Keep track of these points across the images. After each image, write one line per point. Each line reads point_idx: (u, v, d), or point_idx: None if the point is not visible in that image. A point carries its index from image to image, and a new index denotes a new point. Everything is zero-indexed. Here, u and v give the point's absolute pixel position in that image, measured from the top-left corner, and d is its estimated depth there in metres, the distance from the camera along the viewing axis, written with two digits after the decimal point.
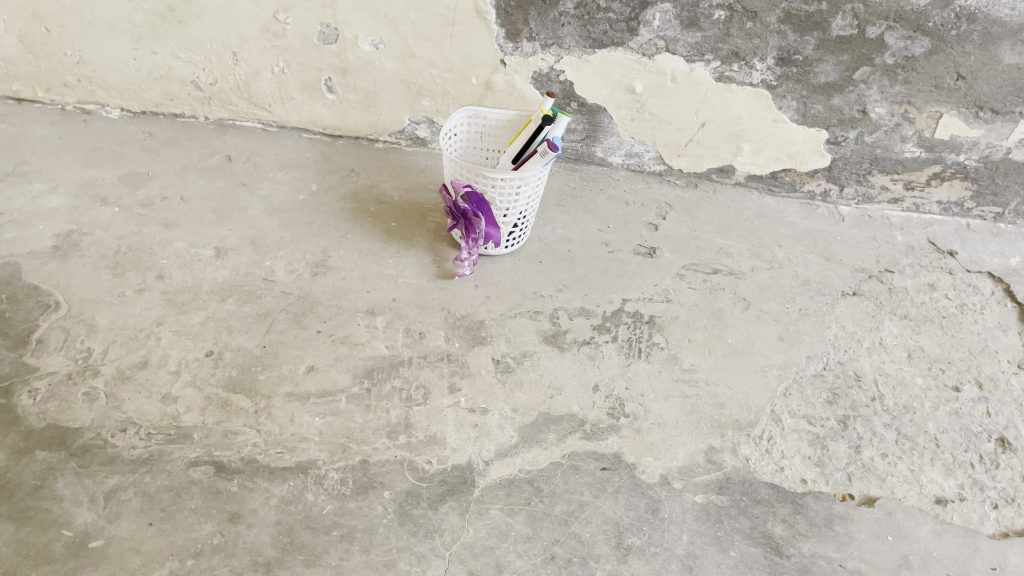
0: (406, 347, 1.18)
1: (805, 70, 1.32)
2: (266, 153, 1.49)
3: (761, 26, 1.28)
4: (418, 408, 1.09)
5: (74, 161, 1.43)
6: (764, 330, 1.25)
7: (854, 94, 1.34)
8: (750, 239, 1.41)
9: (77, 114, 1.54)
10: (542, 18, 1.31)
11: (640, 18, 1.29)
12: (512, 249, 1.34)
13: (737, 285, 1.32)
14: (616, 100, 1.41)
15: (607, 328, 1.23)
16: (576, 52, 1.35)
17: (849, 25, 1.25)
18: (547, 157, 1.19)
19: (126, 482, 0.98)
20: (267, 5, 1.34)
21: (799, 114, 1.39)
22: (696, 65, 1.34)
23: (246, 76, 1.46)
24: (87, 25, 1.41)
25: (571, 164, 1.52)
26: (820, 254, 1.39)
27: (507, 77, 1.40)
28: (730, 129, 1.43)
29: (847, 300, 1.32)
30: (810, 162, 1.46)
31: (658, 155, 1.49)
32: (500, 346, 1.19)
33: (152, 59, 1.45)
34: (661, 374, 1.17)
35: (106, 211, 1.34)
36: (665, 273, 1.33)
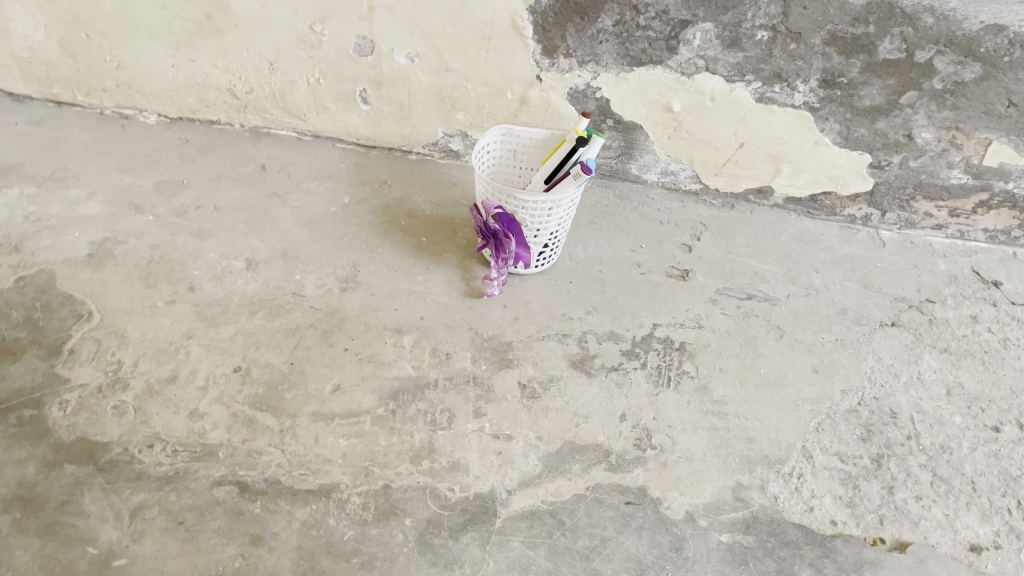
0: (432, 368, 1.17)
1: (849, 93, 1.29)
2: (299, 163, 1.49)
3: (805, 48, 1.24)
4: (443, 433, 1.09)
5: (111, 167, 1.45)
6: (797, 361, 1.22)
7: (899, 118, 1.30)
8: (786, 263, 1.38)
9: (115, 118, 1.55)
10: (579, 35, 1.29)
11: (680, 37, 1.27)
12: (542, 269, 1.32)
13: (772, 312, 1.29)
14: (653, 118, 1.38)
15: (636, 354, 1.22)
16: (614, 69, 1.33)
17: (897, 48, 1.21)
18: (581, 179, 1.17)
19: (151, 500, 0.99)
20: (303, 16, 1.34)
21: (841, 137, 1.35)
22: (736, 85, 1.31)
23: (281, 86, 1.46)
24: (126, 32, 1.42)
25: (605, 181, 1.50)
26: (859, 281, 1.36)
27: (543, 93, 1.38)
28: (770, 150, 1.39)
29: (885, 331, 1.28)
30: (852, 186, 1.42)
31: (694, 174, 1.46)
32: (526, 370, 1.18)
33: (189, 66, 1.46)
34: (690, 405, 1.15)
35: (140, 219, 1.35)
36: (698, 297, 1.31)
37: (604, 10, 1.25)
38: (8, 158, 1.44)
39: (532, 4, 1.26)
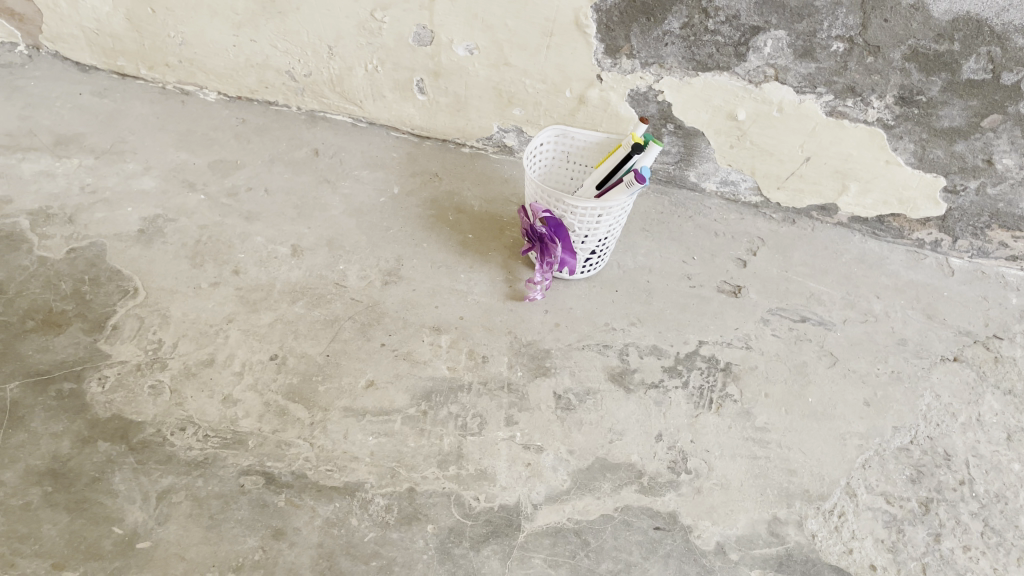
0: (468, 371, 1.15)
1: (928, 112, 1.22)
2: (352, 149, 1.48)
3: (883, 62, 1.18)
4: (472, 439, 1.07)
5: (168, 143, 1.46)
6: (849, 391, 1.17)
7: (980, 141, 1.23)
8: (845, 286, 1.32)
9: (176, 94, 1.56)
10: (645, 36, 1.25)
11: (750, 44, 1.21)
12: (588, 275, 1.29)
13: (826, 337, 1.23)
14: (715, 126, 1.33)
15: (678, 371, 1.18)
16: (678, 73, 1.28)
17: (983, 68, 1.16)
18: (633, 187, 1.13)
19: (178, 484, 0.99)
20: (365, 3, 1.32)
21: (915, 157, 1.27)
22: (806, 97, 1.25)
23: (339, 71, 1.45)
24: (190, 9, 1.42)
25: (661, 188, 1.45)
26: (922, 310, 1.29)
27: (603, 93, 1.34)
28: (838, 167, 1.32)
29: (946, 366, 1.21)
30: (923, 210, 1.34)
31: (755, 186, 1.40)
32: (563, 380, 1.15)
33: (249, 46, 1.45)
34: (730, 430, 1.11)
35: (192, 197, 1.36)
36: (749, 315, 1.26)
37: (672, 11, 1.21)
38: (70, 129, 1.46)
39: (597, 2, 1.22)
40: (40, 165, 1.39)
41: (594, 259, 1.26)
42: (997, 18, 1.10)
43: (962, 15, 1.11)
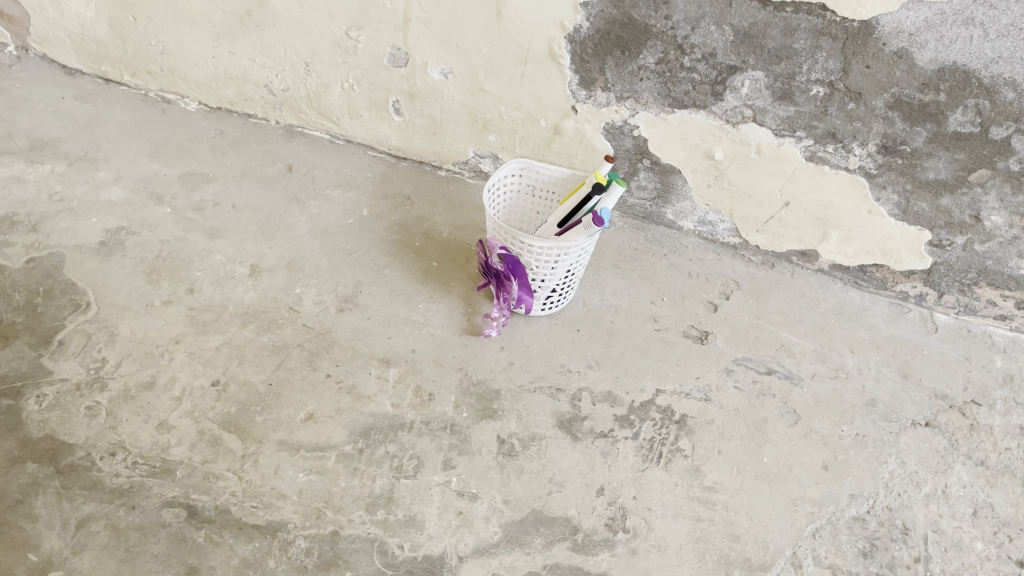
0: (412, 408, 1.12)
1: (912, 163, 1.16)
2: (326, 167, 1.46)
3: (865, 109, 1.12)
4: (406, 482, 1.04)
5: (142, 152, 1.45)
6: (808, 453, 1.11)
7: (967, 196, 1.17)
8: (819, 338, 1.26)
9: (157, 102, 1.55)
10: (619, 69, 1.20)
11: (727, 83, 1.16)
12: (550, 312, 1.25)
13: (791, 394, 1.18)
14: (692, 164, 1.28)
15: (630, 422, 1.13)
16: (654, 109, 1.23)
17: (971, 121, 1.09)
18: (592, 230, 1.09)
19: (99, 513, 0.98)
20: (340, 21, 1.30)
21: (899, 209, 1.21)
22: (785, 140, 1.20)
23: (316, 88, 1.42)
24: (171, 19, 1.41)
25: (637, 223, 1.40)
26: (898, 369, 1.23)
27: (578, 125, 1.30)
28: (818, 213, 1.26)
29: (916, 432, 1.15)
30: (907, 262, 1.28)
31: (734, 228, 1.34)
32: (509, 424, 1.11)
33: (228, 59, 1.44)
34: (676, 488, 1.06)
35: (158, 210, 1.35)
36: (713, 364, 1.21)
37: (647, 46, 1.16)
38: (48, 133, 1.46)
39: (571, 32, 1.18)
40: (12, 170, 1.38)
41: (556, 299, 1.22)
42: (985, 70, 1.04)
43: (947, 65, 1.05)
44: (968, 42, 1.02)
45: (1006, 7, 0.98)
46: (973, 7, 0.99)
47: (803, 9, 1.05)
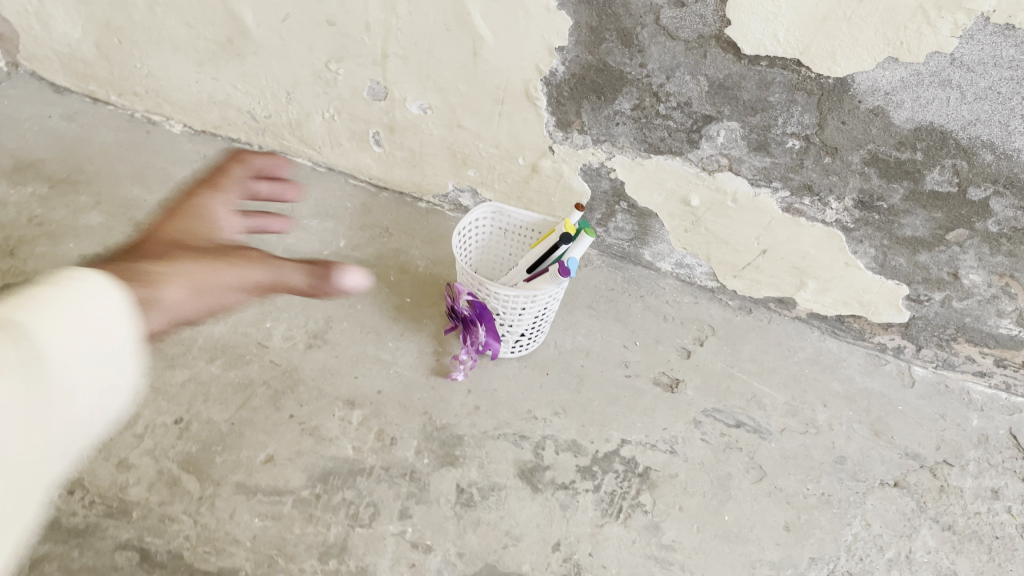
0: (373, 453, 1.11)
1: (889, 219, 1.14)
2: (306, 196, 1.46)
3: (841, 164, 1.10)
4: (360, 531, 1.04)
5: (124, 176, 1.45)
6: (770, 513, 1.10)
7: (945, 254, 1.15)
8: (791, 390, 1.25)
9: (143, 123, 1.55)
10: (595, 113, 1.19)
11: (702, 132, 1.15)
12: (520, 354, 1.24)
13: (758, 448, 1.17)
14: (669, 209, 1.27)
15: (592, 473, 1.12)
16: (630, 152, 1.22)
17: (948, 181, 1.07)
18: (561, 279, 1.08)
19: (52, 553, 0.98)
20: (319, 53, 1.29)
21: (876, 263, 1.19)
22: (761, 191, 1.18)
23: (298, 116, 1.42)
24: (155, 43, 1.41)
25: (615, 263, 1.40)
26: (870, 425, 1.21)
27: (555, 164, 1.29)
28: (794, 263, 1.25)
29: (884, 492, 1.14)
30: (885, 314, 1.26)
31: (711, 272, 1.34)
32: (469, 472, 1.11)
33: (211, 84, 1.44)
34: (634, 546, 1.05)
35: (135, 237, 1.35)
36: (681, 415, 1.20)
37: (623, 92, 1.15)
38: (32, 153, 1.46)
39: (547, 75, 1.17)
40: None
41: (525, 342, 1.21)
42: (963, 132, 1.01)
43: (925, 124, 1.02)
44: (945, 103, 0.99)
45: (982, 71, 0.95)
46: (948, 69, 0.96)
47: (778, 64, 1.03)
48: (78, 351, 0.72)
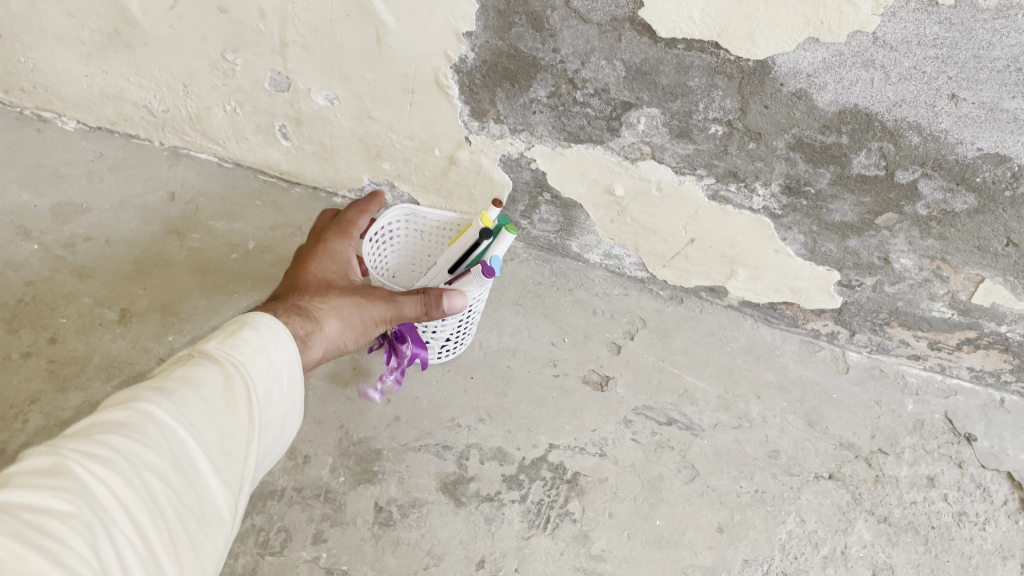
0: (285, 473, 1.05)
1: (817, 204, 1.09)
2: (213, 195, 1.38)
3: (766, 149, 1.05)
4: (271, 560, 0.99)
5: (12, 179, 1.35)
6: (702, 514, 1.07)
7: (874, 239, 1.11)
8: (724, 382, 1.21)
9: (33, 121, 1.44)
10: (510, 102, 1.12)
11: (622, 118, 1.09)
12: (446, 359, 1.17)
13: (690, 446, 1.13)
14: (593, 199, 1.21)
15: (519, 482, 1.07)
16: (550, 142, 1.15)
17: (875, 164, 1.02)
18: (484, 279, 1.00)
19: None
20: (213, 42, 1.20)
21: (806, 248, 1.16)
22: (685, 178, 1.13)
23: (197, 110, 1.33)
24: (37, 35, 1.29)
25: (543, 255, 1.34)
26: (804, 416, 1.18)
27: (473, 155, 1.22)
28: (723, 251, 1.20)
29: (818, 486, 1.11)
30: (817, 300, 1.23)
31: (640, 262, 1.28)
32: (388, 489, 1.05)
33: (102, 78, 1.33)
34: (561, 558, 1.02)
35: (24, 247, 1.26)
36: (611, 414, 1.15)
37: (537, 80, 1.08)
38: None
39: (456, 62, 1.09)
40: None
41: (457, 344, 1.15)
42: (888, 114, 0.96)
43: (849, 107, 0.97)
44: (869, 84, 0.94)
45: (906, 50, 0.89)
46: (871, 49, 0.90)
47: (696, 47, 0.97)
48: (286, 390, 0.76)
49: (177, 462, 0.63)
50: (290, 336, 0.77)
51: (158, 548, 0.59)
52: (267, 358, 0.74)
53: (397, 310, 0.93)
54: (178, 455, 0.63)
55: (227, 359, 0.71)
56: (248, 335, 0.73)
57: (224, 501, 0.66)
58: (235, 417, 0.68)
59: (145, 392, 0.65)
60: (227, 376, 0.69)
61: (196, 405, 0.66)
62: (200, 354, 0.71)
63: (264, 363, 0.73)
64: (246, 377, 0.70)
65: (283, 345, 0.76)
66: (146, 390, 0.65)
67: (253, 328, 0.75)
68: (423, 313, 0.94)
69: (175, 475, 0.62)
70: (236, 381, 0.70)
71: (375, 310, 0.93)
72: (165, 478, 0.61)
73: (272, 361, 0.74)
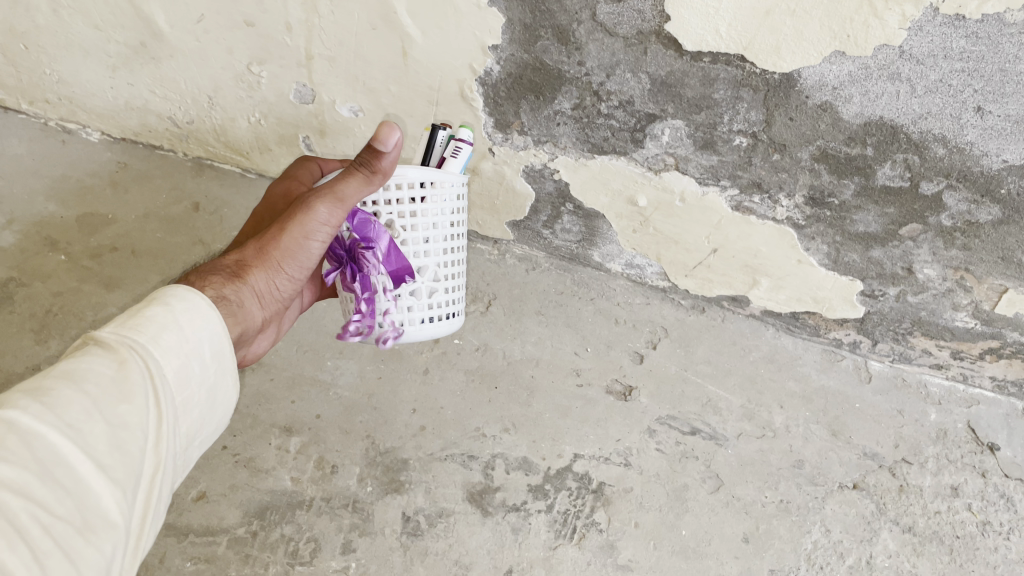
0: (313, 483, 1.08)
1: (841, 215, 1.10)
2: (236, 205, 1.39)
3: (790, 161, 1.06)
4: (300, 569, 1.02)
5: (38, 190, 1.36)
6: (728, 524, 1.08)
7: (898, 249, 1.11)
8: (747, 392, 1.21)
9: (57, 132, 1.45)
10: (535, 114, 1.13)
11: (646, 130, 1.09)
12: (441, 328, 0.95)
13: (714, 456, 1.14)
14: (616, 210, 1.22)
15: (545, 492, 1.09)
16: (573, 153, 1.16)
17: (900, 176, 1.02)
18: (460, 152, 0.88)
19: None
20: (239, 55, 1.21)
21: (829, 259, 1.16)
22: (709, 189, 1.13)
23: (222, 121, 1.34)
24: (64, 48, 1.31)
25: (564, 265, 1.34)
26: (827, 426, 1.18)
27: (496, 166, 1.23)
28: (746, 261, 1.21)
29: (843, 496, 1.11)
30: (839, 310, 1.23)
31: (662, 271, 1.28)
32: (415, 498, 1.07)
33: (127, 90, 1.34)
34: (588, 568, 1.03)
35: (52, 258, 1.28)
36: (636, 424, 1.16)
37: (562, 92, 1.08)
38: None
39: (481, 75, 1.10)
40: None
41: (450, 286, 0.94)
42: (914, 126, 0.96)
43: (874, 119, 0.97)
44: (894, 97, 0.94)
45: (932, 63, 0.90)
46: (897, 62, 0.91)
47: (721, 60, 0.97)
48: (207, 367, 0.66)
49: (47, 468, 0.52)
50: (208, 308, 0.67)
51: (15, 573, 0.47)
52: (178, 333, 0.63)
53: (326, 227, 0.81)
54: (47, 457, 0.52)
55: (123, 342, 0.60)
56: (152, 312, 0.64)
57: (116, 503, 0.55)
58: (131, 407, 0.58)
59: (15, 398, 0.54)
60: (119, 360, 0.59)
61: (76, 398, 0.55)
62: (94, 341, 0.61)
63: (173, 341, 0.63)
64: (146, 359, 0.61)
65: (200, 318, 0.66)
66: (19, 394, 0.54)
67: (160, 303, 0.64)
68: (364, 180, 0.80)
69: (43, 486, 0.51)
70: (133, 365, 0.60)
71: (296, 228, 0.80)
72: (30, 491, 0.50)
73: (184, 336, 0.64)
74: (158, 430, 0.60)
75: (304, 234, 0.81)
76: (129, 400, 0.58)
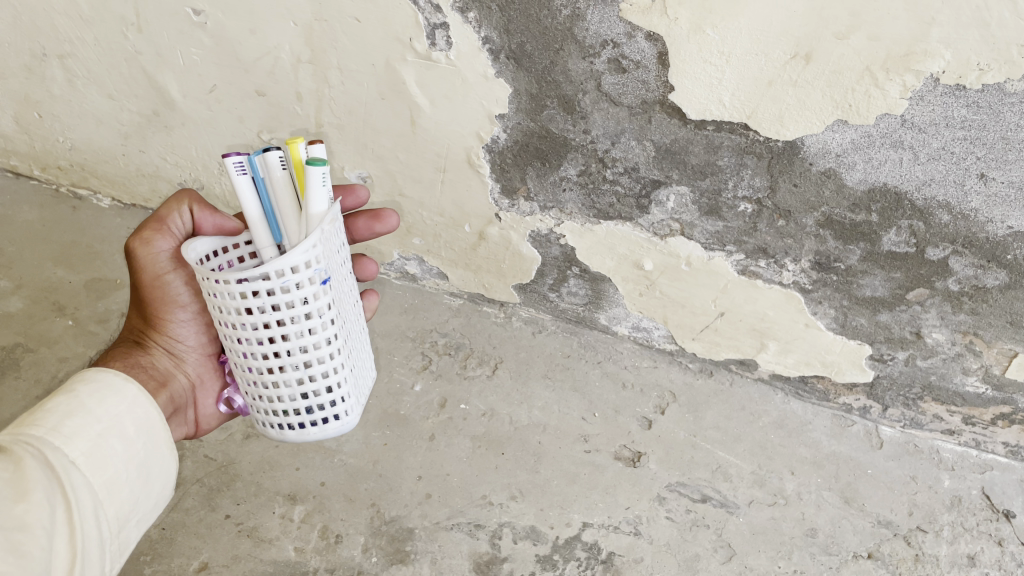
0: (316, 553, 1.06)
1: (848, 280, 1.10)
2: None
3: (795, 227, 1.06)
4: None
5: (48, 256, 1.38)
6: None
7: (906, 313, 1.11)
8: (758, 458, 1.20)
9: (69, 198, 1.48)
10: (541, 179, 1.14)
11: (651, 196, 1.10)
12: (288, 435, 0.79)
13: (726, 524, 1.12)
14: (622, 273, 1.22)
15: (553, 563, 1.06)
16: (579, 219, 1.17)
17: (905, 241, 1.02)
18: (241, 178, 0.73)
19: None
20: (250, 124, 1.23)
21: (837, 323, 1.16)
22: (715, 254, 1.14)
23: (231, 187, 1.35)
24: (77, 116, 1.33)
25: (570, 328, 1.34)
26: (840, 492, 1.16)
27: (502, 231, 1.24)
28: (753, 325, 1.21)
29: (858, 566, 1.09)
30: (848, 374, 1.22)
31: (669, 335, 1.28)
32: (421, 569, 1.05)
33: (139, 157, 1.37)
34: None
35: (59, 323, 1.28)
36: (644, 492, 1.14)
37: (567, 159, 1.10)
38: None
39: (488, 142, 1.12)
40: None
41: (287, 398, 0.76)
42: (917, 192, 0.96)
43: (879, 186, 0.98)
44: (897, 164, 0.95)
45: (935, 131, 0.90)
46: (899, 131, 0.91)
47: (725, 128, 0.99)
48: (132, 442, 0.69)
49: None
50: (119, 383, 0.71)
51: None
52: (87, 416, 0.66)
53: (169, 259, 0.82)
54: None
55: (21, 438, 0.62)
56: (56, 403, 0.66)
57: None
58: (30, 503, 0.58)
59: None
60: (17, 459, 0.60)
61: None
62: None
63: (77, 424, 0.65)
64: (49, 449, 0.62)
65: (110, 395, 0.69)
66: None
67: (65, 393, 0.67)
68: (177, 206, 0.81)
69: None
70: (32, 457, 0.61)
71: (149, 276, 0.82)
72: None
73: (96, 417, 0.67)
74: (70, 521, 0.61)
75: (156, 275, 0.83)
76: (27, 497, 0.58)
